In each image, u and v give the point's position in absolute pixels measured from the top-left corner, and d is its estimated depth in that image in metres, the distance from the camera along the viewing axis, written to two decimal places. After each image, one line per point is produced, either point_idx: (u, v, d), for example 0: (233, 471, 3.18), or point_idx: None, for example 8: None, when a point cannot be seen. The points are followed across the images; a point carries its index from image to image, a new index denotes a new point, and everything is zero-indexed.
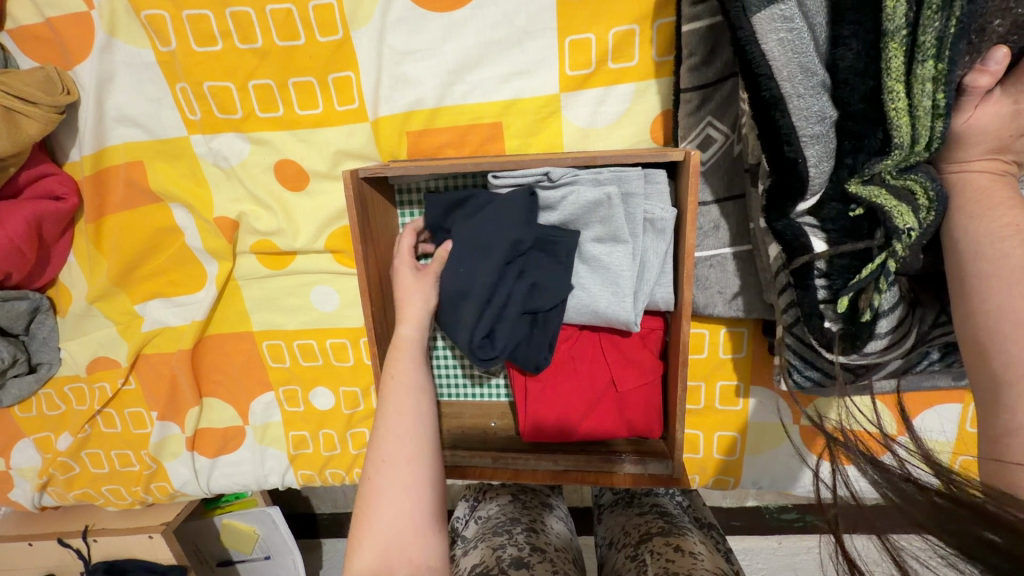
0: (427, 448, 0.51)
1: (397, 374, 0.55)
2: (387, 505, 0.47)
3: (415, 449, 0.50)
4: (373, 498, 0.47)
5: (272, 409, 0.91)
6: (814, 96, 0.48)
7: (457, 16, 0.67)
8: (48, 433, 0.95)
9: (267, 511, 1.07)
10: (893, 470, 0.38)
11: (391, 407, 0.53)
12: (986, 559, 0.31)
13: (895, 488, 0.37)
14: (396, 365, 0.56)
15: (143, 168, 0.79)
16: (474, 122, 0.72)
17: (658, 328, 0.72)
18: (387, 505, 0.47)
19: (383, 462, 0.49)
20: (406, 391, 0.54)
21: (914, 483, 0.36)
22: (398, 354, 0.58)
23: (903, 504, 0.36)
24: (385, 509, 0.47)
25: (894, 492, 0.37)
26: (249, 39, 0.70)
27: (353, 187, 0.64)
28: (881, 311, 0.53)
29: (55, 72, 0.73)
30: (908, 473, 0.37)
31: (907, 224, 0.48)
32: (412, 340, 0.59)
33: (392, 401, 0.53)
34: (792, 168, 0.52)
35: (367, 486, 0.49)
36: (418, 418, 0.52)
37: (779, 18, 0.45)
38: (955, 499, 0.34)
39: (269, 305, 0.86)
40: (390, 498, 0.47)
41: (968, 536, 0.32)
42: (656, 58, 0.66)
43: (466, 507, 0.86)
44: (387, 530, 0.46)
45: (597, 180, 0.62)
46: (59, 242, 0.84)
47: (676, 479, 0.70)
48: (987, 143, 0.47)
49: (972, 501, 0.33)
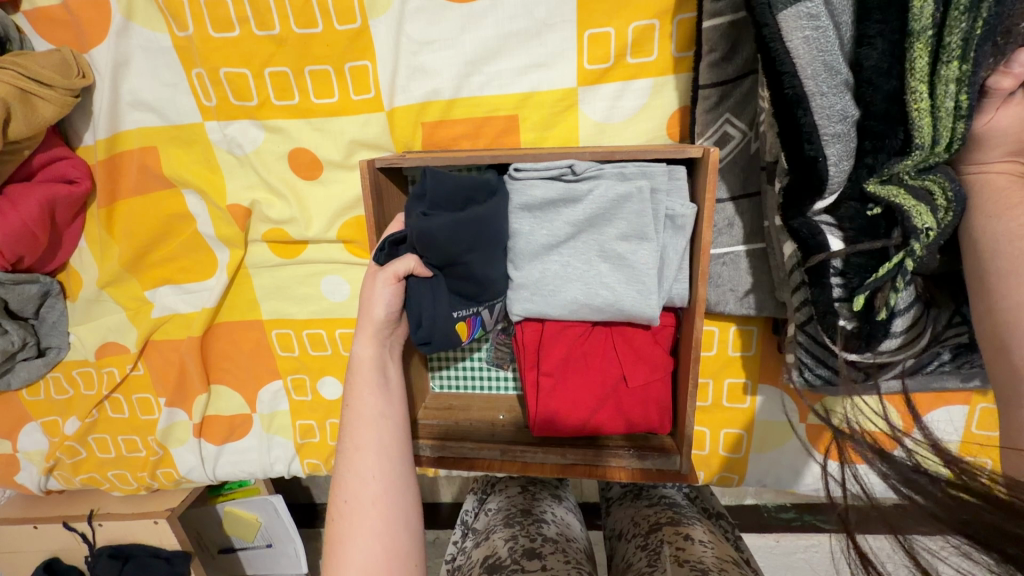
0: (390, 461, 0.51)
1: (355, 406, 0.54)
2: (357, 544, 0.46)
3: (381, 486, 0.49)
4: (336, 545, 0.47)
5: (280, 398, 0.92)
6: (837, 95, 0.48)
7: (476, 7, 0.67)
8: (55, 417, 0.95)
9: (270, 500, 1.06)
10: (902, 461, 0.38)
11: (351, 439, 0.52)
12: (1001, 547, 0.32)
13: (907, 480, 0.37)
14: (352, 392, 0.56)
15: (157, 153, 0.79)
16: (491, 114, 0.72)
17: (671, 324, 0.72)
18: (357, 548, 0.46)
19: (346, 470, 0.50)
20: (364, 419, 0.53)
21: (927, 475, 0.37)
22: (355, 377, 0.57)
23: (919, 497, 0.36)
24: (356, 548, 0.46)
25: (906, 485, 0.37)
26: (267, 26, 0.70)
27: (370, 177, 0.65)
28: (898, 309, 0.54)
29: (71, 54, 0.73)
30: (918, 464, 0.38)
31: (925, 224, 0.48)
32: (366, 360, 0.58)
33: (354, 417, 0.54)
34: (811, 167, 0.52)
35: (332, 531, 0.48)
36: (381, 452, 0.52)
37: (805, 15, 0.45)
38: (969, 491, 0.34)
39: (280, 294, 0.86)
40: (358, 537, 0.47)
41: (982, 525, 0.32)
42: (676, 54, 0.66)
43: (474, 500, 0.87)
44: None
45: (622, 174, 0.63)
46: (71, 226, 0.84)
47: (683, 475, 0.72)
48: (1008, 145, 0.47)
49: (986, 492, 0.33)
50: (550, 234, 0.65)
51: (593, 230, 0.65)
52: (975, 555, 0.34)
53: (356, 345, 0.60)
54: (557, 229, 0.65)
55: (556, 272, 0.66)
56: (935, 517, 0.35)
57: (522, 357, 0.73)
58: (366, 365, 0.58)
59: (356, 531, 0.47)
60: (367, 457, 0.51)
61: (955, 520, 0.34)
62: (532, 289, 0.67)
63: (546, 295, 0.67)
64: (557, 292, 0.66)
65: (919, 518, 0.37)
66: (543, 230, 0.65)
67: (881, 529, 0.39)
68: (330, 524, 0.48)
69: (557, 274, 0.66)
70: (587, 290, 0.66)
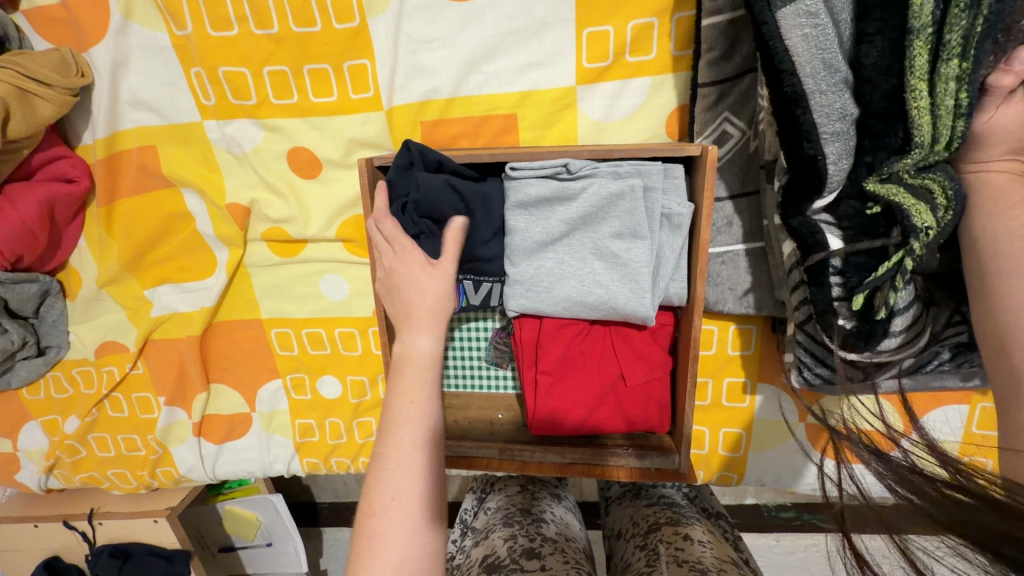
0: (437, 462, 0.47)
1: (412, 396, 0.49)
2: (397, 545, 0.42)
3: (430, 488, 0.46)
4: (376, 540, 0.43)
5: (279, 397, 0.92)
6: (837, 92, 0.48)
7: (474, 6, 0.67)
8: (55, 416, 0.95)
9: (270, 499, 1.06)
10: (898, 461, 0.38)
11: (403, 432, 0.47)
12: (997, 548, 0.32)
13: (903, 480, 0.37)
14: (407, 379, 0.50)
15: (156, 153, 0.79)
16: (489, 113, 0.72)
17: (669, 323, 0.72)
18: (398, 550, 0.42)
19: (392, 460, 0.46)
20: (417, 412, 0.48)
21: (922, 474, 0.37)
22: (410, 362, 0.51)
23: (913, 497, 0.36)
24: (396, 550, 0.42)
25: (903, 484, 0.37)
26: (265, 24, 0.70)
27: (368, 175, 0.65)
28: (897, 309, 0.54)
29: (70, 53, 0.73)
30: (915, 464, 0.38)
31: (925, 223, 0.48)
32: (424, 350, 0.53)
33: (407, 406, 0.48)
34: (810, 165, 0.52)
35: (371, 524, 0.44)
36: (431, 452, 0.47)
37: (804, 13, 0.45)
38: (964, 491, 0.34)
39: (279, 293, 0.86)
40: (400, 538, 0.43)
41: (979, 525, 0.32)
42: (674, 52, 0.66)
43: (473, 499, 0.87)
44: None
45: (616, 173, 0.62)
46: (70, 225, 0.84)
47: (682, 475, 0.72)
48: (1008, 143, 0.47)
49: (981, 492, 0.33)
50: (544, 231, 0.65)
51: (586, 228, 0.65)
52: (970, 555, 0.34)
53: (413, 333, 0.53)
54: (552, 226, 0.64)
55: (551, 270, 0.66)
56: (929, 518, 0.35)
57: (520, 356, 0.72)
58: (421, 357, 0.52)
59: (399, 531, 0.43)
60: (419, 454, 0.46)
61: (950, 520, 0.34)
62: (527, 286, 0.67)
63: (540, 292, 0.67)
64: (550, 289, 0.66)
65: (914, 519, 0.37)
66: (538, 227, 0.65)
67: (879, 529, 0.39)
68: (371, 516, 0.44)
69: (552, 272, 0.66)
70: (582, 287, 0.66)
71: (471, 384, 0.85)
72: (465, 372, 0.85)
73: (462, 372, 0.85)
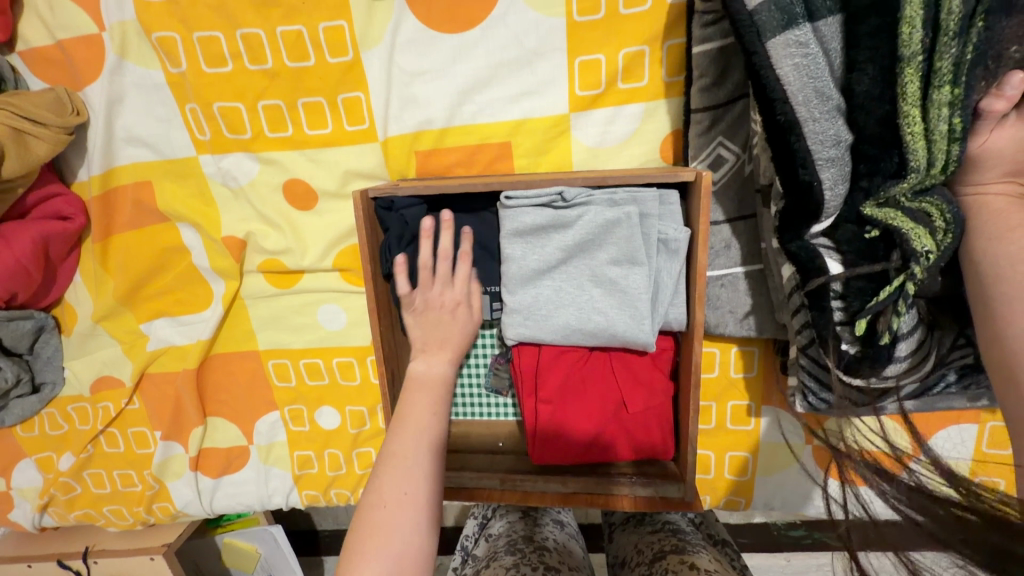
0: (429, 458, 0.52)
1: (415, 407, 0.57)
2: (390, 522, 0.47)
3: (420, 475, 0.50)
4: (377, 512, 0.48)
5: (278, 429, 0.90)
6: (830, 120, 0.48)
7: (466, 38, 0.67)
8: (50, 453, 0.93)
9: (270, 530, 1.04)
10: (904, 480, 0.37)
11: (406, 427, 0.54)
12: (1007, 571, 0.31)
13: (909, 500, 0.37)
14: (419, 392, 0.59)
15: (152, 188, 0.79)
16: (483, 141, 0.72)
17: (670, 348, 0.71)
18: (398, 534, 0.46)
19: (395, 449, 0.52)
20: (417, 418, 0.55)
21: (929, 493, 0.36)
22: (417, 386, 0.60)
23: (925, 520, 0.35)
24: (388, 525, 0.47)
25: (909, 505, 0.37)
26: (260, 60, 0.70)
27: (363, 208, 0.64)
28: (900, 333, 0.53)
29: (66, 92, 0.73)
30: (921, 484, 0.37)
31: (925, 247, 0.48)
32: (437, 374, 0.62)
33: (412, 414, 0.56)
34: (806, 191, 0.52)
35: (375, 498, 0.49)
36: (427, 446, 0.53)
37: (794, 43, 0.46)
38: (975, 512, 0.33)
39: (276, 324, 0.86)
40: (393, 517, 0.47)
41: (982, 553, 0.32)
42: (666, 78, 0.66)
43: (474, 525, 0.86)
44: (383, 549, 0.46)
45: (612, 200, 0.62)
46: (65, 262, 0.84)
47: (688, 503, 0.69)
48: (1004, 166, 0.47)
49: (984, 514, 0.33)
50: (541, 259, 0.65)
51: (584, 255, 0.65)
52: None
53: (436, 361, 0.63)
54: (549, 254, 0.64)
55: (548, 298, 0.66)
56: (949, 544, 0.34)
57: (520, 385, 0.71)
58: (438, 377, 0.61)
59: (406, 506, 0.48)
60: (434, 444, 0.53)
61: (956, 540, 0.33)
62: (526, 314, 0.66)
63: (539, 320, 0.66)
64: (549, 317, 0.66)
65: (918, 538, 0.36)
66: (535, 255, 0.65)
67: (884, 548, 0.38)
68: (380, 488, 0.49)
69: (550, 300, 0.66)
70: (580, 315, 0.65)
71: (475, 409, 0.83)
72: (468, 398, 0.83)
73: (466, 398, 0.83)
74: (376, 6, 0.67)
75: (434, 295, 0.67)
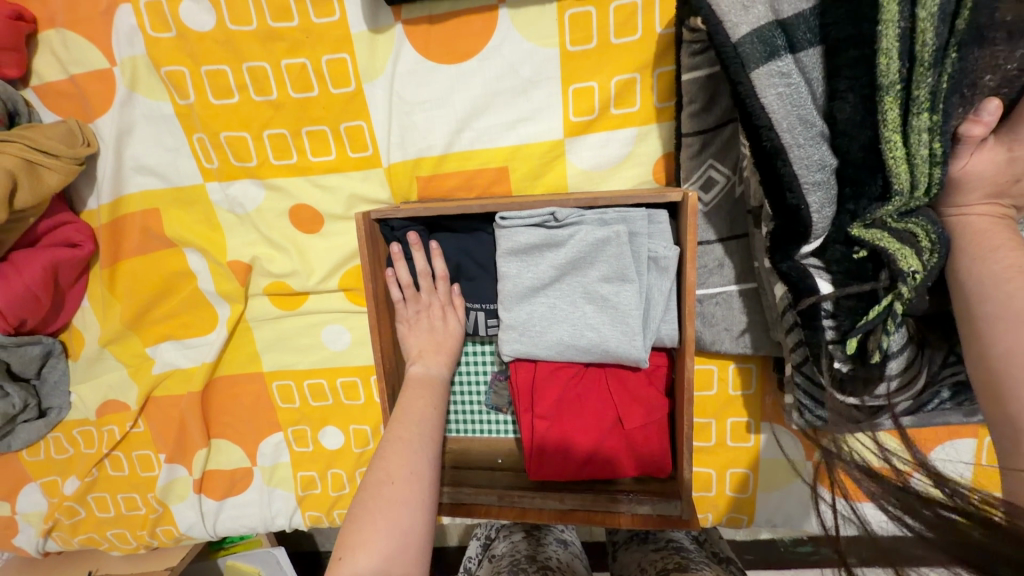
0: (429, 447, 0.57)
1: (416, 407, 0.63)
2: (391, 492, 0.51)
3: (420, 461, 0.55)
4: (381, 484, 0.52)
5: (282, 450, 0.91)
6: (814, 145, 0.50)
7: (464, 67, 0.70)
8: (55, 477, 0.94)
9: (272, 552, 1.04)
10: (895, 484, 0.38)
11: (409, 421, 0.60)
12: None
13: (901, 502, 0.37)
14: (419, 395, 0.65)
15: (159, 215, 0.82)
16: (482, 166, 0.74)
17: (663, 364, 0.72)
18: (399, 508, 0.50)
19: (400, 437, 0.57)
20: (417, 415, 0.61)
21: (921, 497, 0.36)
22: (417, 388, 0.66)
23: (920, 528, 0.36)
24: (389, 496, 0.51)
25: (898, 505, 0.37)
26: (265, 91, 0.73)
27: (365, 228, 0.66)
28: (891, 352, 0.54)
29: (77, 125, 0.76)
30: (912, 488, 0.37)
31: (911, 267, 0.49)
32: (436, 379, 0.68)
33: (415, 411, 0.61)
34: (794, 215, 0.53)
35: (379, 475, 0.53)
36: (428, 439, 0.58)
37: (776, 74, 0.48)
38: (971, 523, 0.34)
39: (281, 345, 0.87)
40: (395, 489, 0.52)
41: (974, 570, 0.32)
42: (658, 104, 0.68)
43: (478, 546, 0.86)
44: (382, 516, 0.49)
45: (602, 220, 0.64)
46: (73, 288, 0.85)
47: (685, 521, 0.70)
48: (985, 188, 0.48)
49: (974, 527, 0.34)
50: (535, 277, 0.66)
51: (576, 273, 0.66)
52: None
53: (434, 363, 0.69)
54: (543, 272, 0.66)
55: (543, 315, 0.67)
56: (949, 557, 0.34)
57: (518, 401, 0.72)
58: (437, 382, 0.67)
59: (407, 481, 0.53)
60: (432, 445, 0.58)
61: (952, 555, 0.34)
62: (520, 331, 0.67)
63: (534, 337, 0.67)
64: (543, 333, 0.67)
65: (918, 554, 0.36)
66: (530, 274, 0.66)
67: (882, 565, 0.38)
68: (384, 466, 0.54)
69: (544, 316, 0.67)
70: (574, 331, 0.67)
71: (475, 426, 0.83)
72: (467, 414, 0.83)
73: (466, 415, 0.83)
74: (377, 39, 0.70)
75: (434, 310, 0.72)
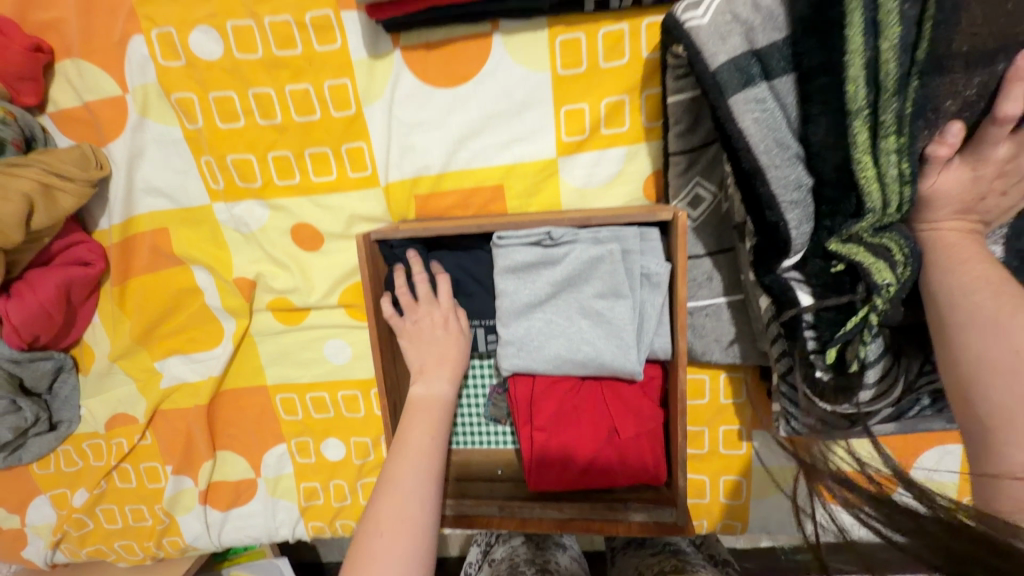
0: (428, 482, 0.57)
1: (416, 434, 0.62)
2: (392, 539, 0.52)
3: (421, 501, 0.55)
4: (382, 528, 0.52)
5: (285, 461, 0.93)
6: (790, 166, 0.54)
7: (460, 91, 0.73)
8: (64, 490, 0.96)
9: (276, 563, 1.05)
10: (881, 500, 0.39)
11: (408, 453, 0.60)
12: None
13: (887, 519, 0.38)
14: (418, 417, 0.65)
15: (168, 234, 0.85)
16: (478, 185, 0.77)
17: (657, 375, 0.74)
18: (400, 551, 0.51)
19: (399, 473, 0.57)
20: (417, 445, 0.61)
21: (907, 513, 0.38)
22: (416, 411, 0.66)
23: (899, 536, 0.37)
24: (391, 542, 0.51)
25: (885, 523, 0.38)
26: (270, 115, 0.76)
27: (366, 249, 0.69)
28: (869, 361, 0.57)
29: (91, 149, 0.79)
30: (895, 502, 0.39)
31: (885, 280, 0.51)
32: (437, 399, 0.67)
33: (415, 440, 0.61)
34: (774, 230, 0.56)
35: (381, 516, 0.53)
36: (428, 473, 0.58)
37: (753, 100, 0.52)
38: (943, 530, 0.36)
39: (284, 359, 0.89)
40: (395, 534, 0.52)
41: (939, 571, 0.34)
42: (645, 124, 0.71)
43: (478, 552, 0.88)
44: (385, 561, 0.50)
45: (596, 238, 0.67)
46: (84, 305, 0.88)
47: (681, 528, 0.72)
48: (953, 205, 0.51)
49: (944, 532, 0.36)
50: (531, 293, 0.69)
51: (571, 289, 0.69)
52: None
53: (435, 380, 0.68)
54: (539, 288, 0.68)
55: (540, 329, 0.70)
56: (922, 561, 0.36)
57: (516, 413, 0.74)
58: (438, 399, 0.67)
59: (407, 524, 0.53)
60: (431, 478, 0.58)
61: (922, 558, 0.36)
62: (518, 346, 0.70)
63: (530, 351, 0.70)
64: (540, 348, 0.69)
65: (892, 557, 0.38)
66: (526, 289, 0.69)
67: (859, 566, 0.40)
68: (385, 508, 0.54)
69: (540, 331, 0.69)
70: (570, 345, 0.69)
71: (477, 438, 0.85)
72: (469, 426, 0.85)
73: (468, 426, 0.85)
74: (377, 65, 0.73)
75: (428, 326, 0.70)
